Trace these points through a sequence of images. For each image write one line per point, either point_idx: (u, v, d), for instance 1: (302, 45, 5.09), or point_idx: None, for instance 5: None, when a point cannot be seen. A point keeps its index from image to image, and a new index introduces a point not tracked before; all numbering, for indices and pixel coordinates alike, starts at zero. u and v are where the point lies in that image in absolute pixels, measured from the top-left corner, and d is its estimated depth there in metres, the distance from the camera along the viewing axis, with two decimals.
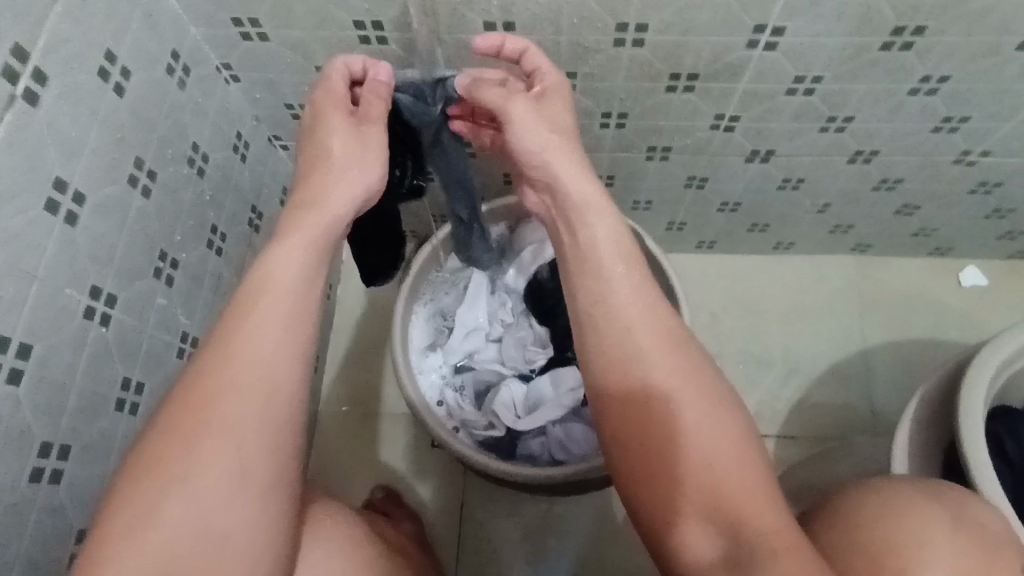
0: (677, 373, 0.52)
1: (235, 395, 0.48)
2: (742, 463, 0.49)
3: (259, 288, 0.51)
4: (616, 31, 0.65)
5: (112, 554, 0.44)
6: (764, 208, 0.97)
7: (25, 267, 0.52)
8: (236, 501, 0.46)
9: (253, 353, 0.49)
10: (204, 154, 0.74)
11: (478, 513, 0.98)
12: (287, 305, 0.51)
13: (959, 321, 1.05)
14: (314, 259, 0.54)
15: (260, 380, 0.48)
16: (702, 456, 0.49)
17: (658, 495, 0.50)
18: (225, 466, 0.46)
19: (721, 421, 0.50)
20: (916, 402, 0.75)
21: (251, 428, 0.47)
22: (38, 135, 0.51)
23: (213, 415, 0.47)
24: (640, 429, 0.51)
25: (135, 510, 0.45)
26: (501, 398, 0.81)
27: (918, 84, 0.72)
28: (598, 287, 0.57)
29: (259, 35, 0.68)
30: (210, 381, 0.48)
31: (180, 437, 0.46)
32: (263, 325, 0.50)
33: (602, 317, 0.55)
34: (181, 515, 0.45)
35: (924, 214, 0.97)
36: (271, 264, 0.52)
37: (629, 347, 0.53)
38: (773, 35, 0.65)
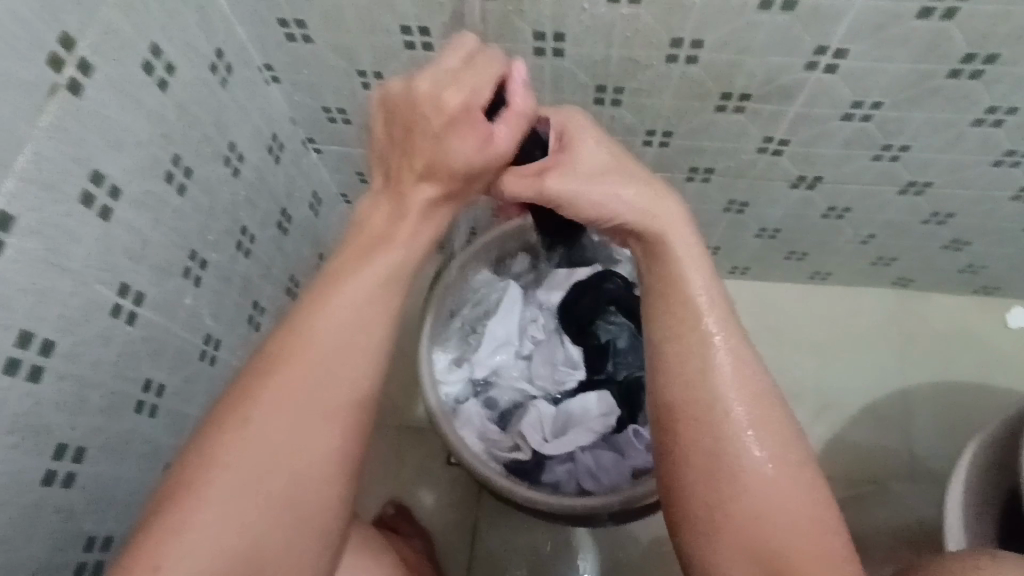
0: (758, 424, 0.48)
1: (328, 390, 0.48)
2: (817, 531, 0.45)
3: (339, 288, 0.50)
4: (670, 47, 0.63)
5: (184, 547, 0.43)
6: (803, 236, 0.94)
7: (57, 261, 0.50)
8: (302, 496, 0.46)
9: (338, 349, 0.48)
10: (240, 154, 0.73)
11: (491, 538, 0.95)
12: (377, 311, 0.50)
13: (1002, 364, 1.01)
14: (406, 269, 0.52)
15: (350, 382, 0.48)
16: (774, 519, 0.45)
17: (721, 545, 0.46)
18: (312, 465, 0.47)
19: (795, 482, 0.47)
20: (969, 453, 0.71)
21: (334, 421, 0.47)
22: (82, 126, 0.50)
23: (303, 394, 0.47)
24: (705, 476, 0.47)
25: (208, 481, 0.44)
26: (527, 418, 0.78)
27: (982, 115, 0.68)
28: (679, 332, 0.50)
29: (304, 36, 0.68)
30: (299, 364, 0.47)
31: (267, 410, 0.46)
32: (351, 318, 0.49)
33: (680, 353, 0.50)
34: (257, 505, 0.45)
35: (974, 251, 0.93)
36: (363, 272, 0.50)
37: (703, 392, 0.48)
38: (834, 57, 0.63)
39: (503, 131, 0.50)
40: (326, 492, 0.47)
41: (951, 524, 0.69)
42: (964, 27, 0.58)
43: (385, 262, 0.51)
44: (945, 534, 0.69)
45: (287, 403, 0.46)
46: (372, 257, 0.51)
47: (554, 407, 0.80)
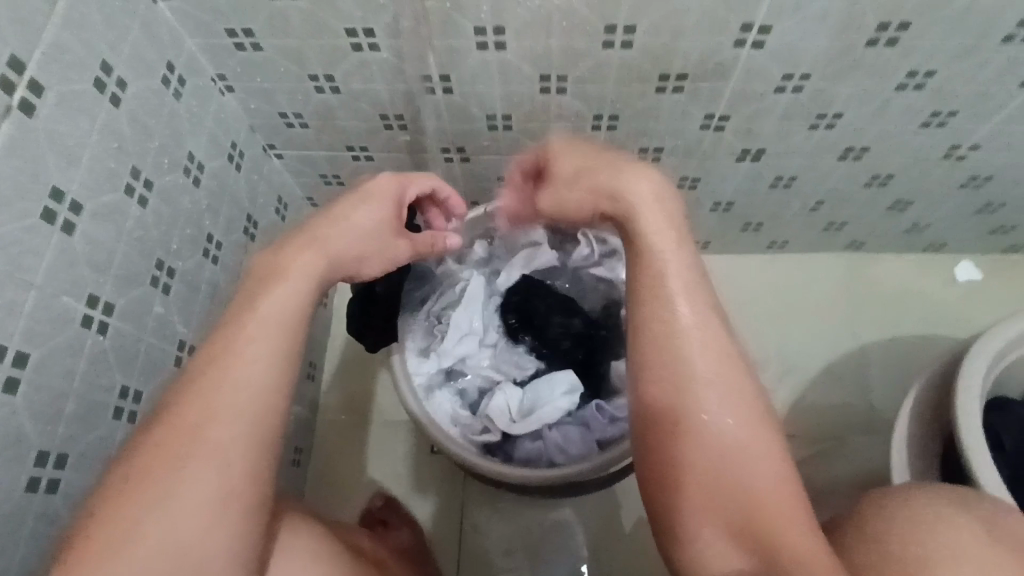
0: (723, 380, 0.49)
1: (235, 411, 0.47)
2: (779, 486, 0.46)
3: (250, 311, 0.51)
4: (605, 33, 0.66)
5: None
6: (755, 208, 0.98)
7: (22, 276, 0.52)
8: (209, 520, 0.45)
9: (241, 372, 0.48)
10: (199, 163, 0.74)
11: (477, 521, 0.98)
12: (278, 337, 0.50)
13: (951, 316, 1.06)
14: (312, 296, 0.54)
15: (251, 404, 0.48)
16: (732, 470, 0.46)
17: (685, 496, 0.46)
18: (210, 487, 0.45)
19: (757, 440, 0.48)
20: (913, 395, 0.75)
21: (238, 446, 0.47)
22: (36, 144, 0.52)
23: (197, 441, 0.46)
24: (670, 432, 0.48)
25: (105, 541, 0.43)
26: (495, 402, 0.81)
27: (905, 81, 0.72)
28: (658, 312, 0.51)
29: (253, 44, 0.69)
30: (197, 404, 0.47)
31: (164, 464, 0.45)
32: (259, 342, 0.50)
33: (651, 314, 0.51)
34: (157, 532, 0.44)
35: (916, 211, 0.97)
36: (270, 298, 0.52)
37: (669, 348, 0.50)
38: (760, 34, 0.66)
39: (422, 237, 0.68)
40: (234, 514, 0.46)
41: (897, 466, 0.73)
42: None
43: (274, 300, 0.52)
44: (891, 476, 0.73)
45: (191, 425, 0.46)
46: (271, 286, 0.53)
47: (520, 390, 0.83)
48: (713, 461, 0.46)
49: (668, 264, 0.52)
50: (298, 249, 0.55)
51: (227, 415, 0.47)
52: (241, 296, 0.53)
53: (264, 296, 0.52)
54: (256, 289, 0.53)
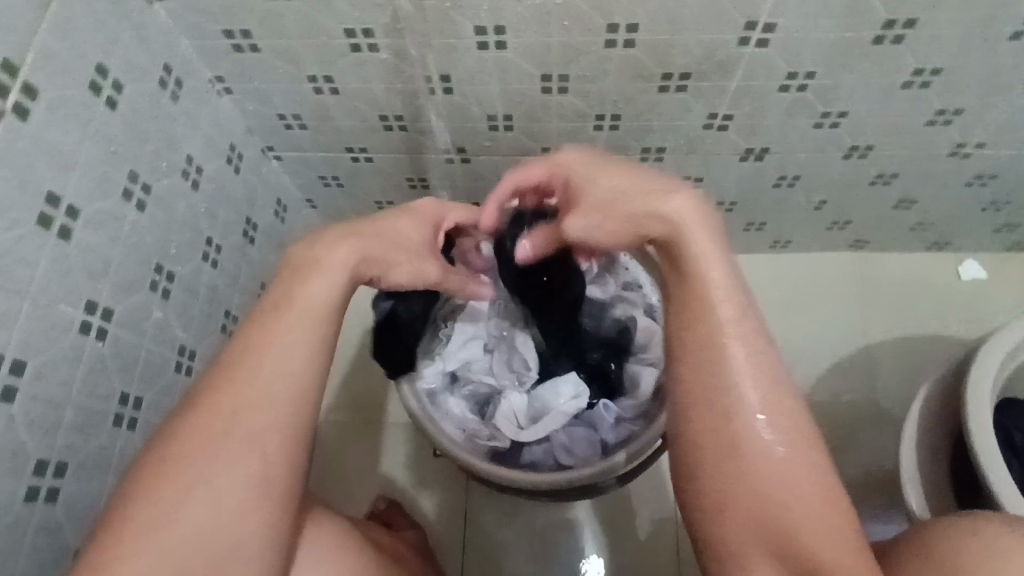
0: (773, 407, 0.48)
1: (270, 403, 0.48)
2: (830, 517, 0.46)
3: (286, 305, 0.52)
4: (606, 32, 0.66)
5: (122, 556, 0.43)
6: (758, 207, 0.97)
7: (18, 282, 0.51)
8: (245, 510, 0.46)
9: (275, 365, 0.49)
10: (197, 166, 0.74)
11: (482, 522, 0.97)
12: (312, 331, 0.51)
13: (958, 314, 1.05)
14: (345, 293, 0.54)
15: (284, 397, 0.49)
16: (779, 498, 0.46)
17: (729, 522, 0.47)
18: (243, 478, 0.46)
19: (809, 470, 0.47)
20: (922, 395, 0.74)
21: (271, 438, 0.48)
22: (31, 149, 0.51)
23: (236, 427, 0.47)
24: (717, 457, 0.48)
25: (142, 525, 0.44)
26: (500, 409, 0.79)
27: (909, 78, 0.72)
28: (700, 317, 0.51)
29: (250, 46, 0.69)
30: (228, 396, 0.48)
31: (202, 446, 0.46)
32: (293, 336, 0.50)
33: (694, 339, 0.50)
34: (194, 519, 0.45)
35: (920, 208, 0.97)
36: (303, 291, 0.52)
37: (713, 375, 0.49)
38: (762, 32, 0.66)
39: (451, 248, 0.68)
40: (269, 506, 0.47)
41: (905, 467, 0.72)
42: None
43: (314, 292, 0.52)
44: (902, 479, 0.72)
45: (225, 416, 0.47)
46: (306, 280, 0.53)
47: (525, 395, 0.81)
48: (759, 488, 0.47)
49: (710, 273, 0.51)
50: (337, 241, 0.56)
51: (266, 404, 0.48)
52: (275, 289, 0.53)
53: (300, 288, 0.53)
54: (290, 280, 0.53)
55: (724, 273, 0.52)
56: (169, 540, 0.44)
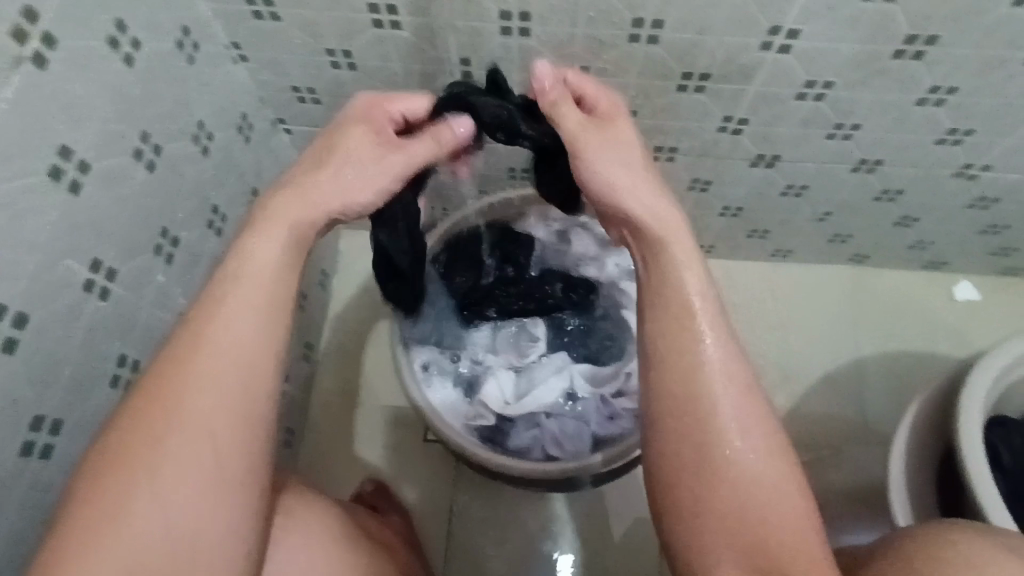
0: (747, 416, 0.50)
1: (216, 380, 0.48)
2: (798, 509, 0.49)
3: (231, 275, 0.50)
4: (632, 26, 0.66)
5: (84, 546, 0.44)
6: (764, 214, 0.98)
7: (25, 235, 0.50)
8: (204, 491, 0.46)
9: (220, 337, 0.48)
10: (208, 132, 0.72)
11: (467, 510, 0.97)
12: (256, 298, 0.50)
13: (948, 334, 1.07)
14: (292, 257, 0.53)
15: (230, 371, 0.48)
16: (756, 499, 0.49)
17: (699, 518, 0.49)
18: (197, 457, 0.46)
19: (778, 467, 0.50)
20: (915, 408, 0.75)
21: (218, 414, 0.47)
22: (47, 100, 0.50)
23: (181, 405, 0.47)
24: (693, 474, 0.50)
25: (99, 512, 0.45)
26: (489, 388, 0.80)
27: (926, 95, 0.72)
28: (684, 331, 0.52)
29: (271, 14, 0.68)
30: (173, 375, 0.47)
31: (149, 428, 0.47)
32: (236, 307, 0.49)
33: (678, 359, 0.51)
34: (152, 504, 0.46)
35: (922, 227, 0.98)
36: (248, 262, 0.51)
37: (682, 386, 0.51)
38: (788, 38, 0.66)
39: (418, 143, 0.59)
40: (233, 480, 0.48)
41: (893, 480, 0.74)
42: (907, 9, 0.61)
43: (258, 259, 0.51)
44: (890, 491, 0.73)
45: (172, 394, 0.47)
46: (246, 247, 0.51)
47: (514, 375, 0.82)
48: (734, 493, 0.49)
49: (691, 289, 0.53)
50: (285, 194, 0.54)
51: (209, 384, 0.47)
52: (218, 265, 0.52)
53: (241, 254, 0.51)
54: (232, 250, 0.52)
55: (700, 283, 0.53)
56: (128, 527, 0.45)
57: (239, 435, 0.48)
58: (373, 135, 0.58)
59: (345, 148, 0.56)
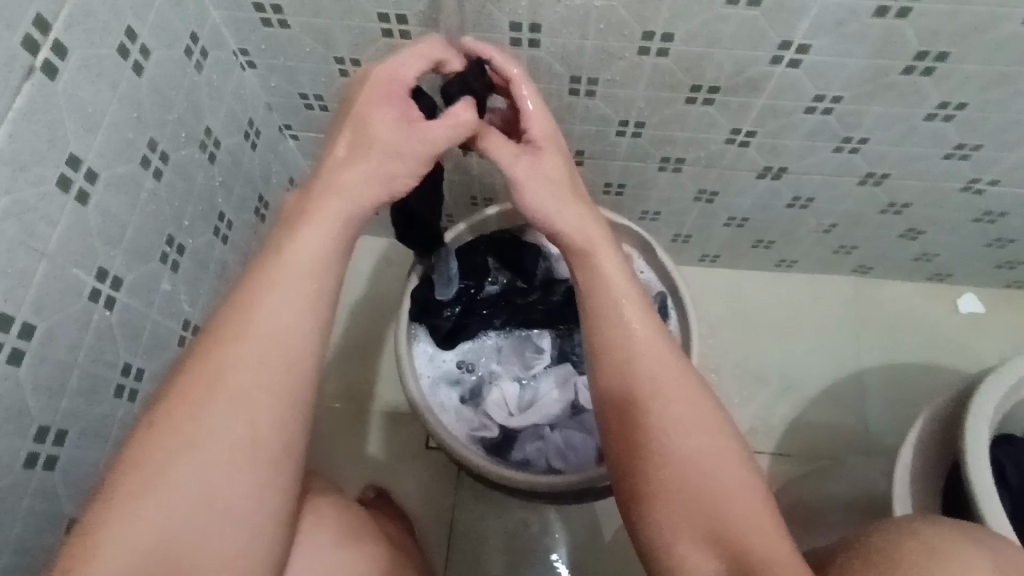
0: (684, 405, 0.50)
1: (262, 365, 0.46)
2: (749, 495, 0.48)
3: (278, 262, 0.49)
4: (642, 39, 0.65)
5: (118, 528, 0.42)
6: (769, 225, 0.98)
7: (35, 243, 0.50)
8: (244, 473, 0.45)
9: (268, 321, 0.47)
10: (216, 139, 0.72)
11: (468, 519, 0.97)
12: (305, 286, 0.49)
13: (951, 347, 1.07)
14: (338, 252, 0.51)
15: (278, 355, 0.47)
16: (707, 487, 0.48)
17: (656, 506, 0.48)
18: (240, 438, 0.45)
19: (721, 452, 0.49)
20: (919, 424, 0.75)
21: (264, 399, 0.46)
22: (58, 108, 0.50)
23: (228, 384, 0.46)
24: (642, 461, 0.50)
25: (142, 489, 0.43)
26: (493, 398, 0.81)
27: (934, 110, 0.72)
28: (612, 319, 0.53)
29: (280, 22, 0.68)
30: (221, 356, 0.46)
31: (187, 409, 0.45)
32: (283, 293, 0.48)
33: (615, 347, 0.53)
34: (192, 481, 0.44)
35: (926, 239, 0.98)
36: (294, 249, 0.49)
37: (623, 375, 0.52)
38: (798, 52, 0.66)
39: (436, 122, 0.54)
40: (270, 469, 0.46)
41: (897, 491, 0.74)
42: (918, 25, 0.61)
43: (305, 246, 0.49)
44: (892, 501, 0.74)
45: (223, 373, 0.46)
46: (294, 235, 0.50)
47: (519, 386, 0.83)
48: (681, 481, 0.48)
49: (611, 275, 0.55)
50: (324, 189, 0.52)
51: (256, 368, 0.46)
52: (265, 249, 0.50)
53: (290, 241, 0.50)
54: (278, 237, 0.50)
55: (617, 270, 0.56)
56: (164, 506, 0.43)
57: (281, 421, 0.47)
58: (398, 114, 0.54)
59: (366, 133, 0.53)
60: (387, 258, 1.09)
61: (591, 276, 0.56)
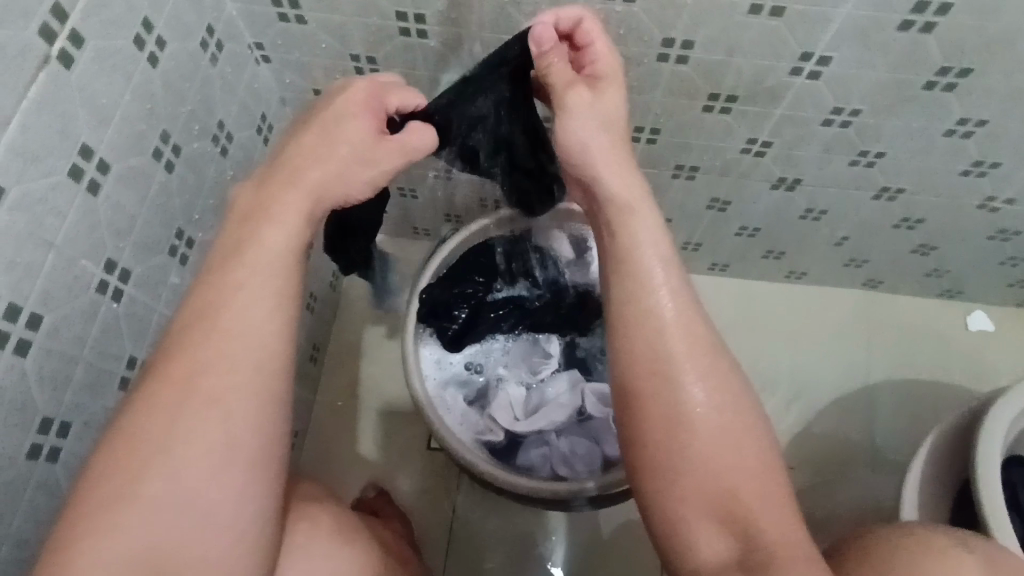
0: (706, 373, 0.50)
1: (231, 366, 0.46)
2: (765, 474, 0.48)
3: (240, 261, 0.49)
4: (661, 45, 0.65)
5: (89, 538, 0.41)
6: (780, 236, 0.97)
7: (44, 235, 0.50)
8: (221, 476, 0.44)
9: (239, 321, 0.47)
10: (228, 132, 0.72)
11: (467, 522, 0.96)
12: (273, 284, 0.48)
13: (961, 364, 1.06)
14: (301, 247, 0.51)
15: (246, 355, 0.46)
16: (724, 461, 0.47)
17: (672, 476, 0.48)
18: (215, 440, 0.44)
19: (739, 419, 0.49)
20: (929, 442, 0.74)
21: (239, 399, 0.45)
22: (72, 99, 0.50)
23: (199, 385, 0.45)
24: (661, 430, 0.49)
25: (109, 496, 0.42)
26: (498, 402, 0.80)
27: (954, 126, 0.71)
28: (643, 284, 0.53)
29: (297, 17, 0.67)
30: (188, 357, 0.46)
31: (157, 411, 0.44)
32: (249, 290, 0.48)
33: (645, 311, 0.52)
34: (166, 486, 0.43)
35: (939, 255, 0.97)
36: (255, 248, 0.49)
37: (650, 340, 0.51)
38: (818, 63, 0.65)
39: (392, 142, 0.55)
40: (249, 468, 0.45)
41: (906, 511, 0.73)
42: (941, 39, 0.61)
43: (269, 243, 0.49)
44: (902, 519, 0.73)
45: (188, 377, 0.45)
46: (255, 232, 0.50)
47: (525, 389, 0.82)
48: (700, 449, 0.48)
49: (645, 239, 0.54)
50: (279, 189, 0.51)
51: (224, 367, 0.46)
52: (222, 249, 0.50)
53: (253, 238, 0.49)
54: (238, 236, 0.50)
55: (653, 239, 0.55)
56: (137, 513, 0.43)
57: (257, 421, 0.46)
58: (367, 131, 0.55)
59: (333, 138, 0.53)
60: None
61: (625, 236, 0.55)
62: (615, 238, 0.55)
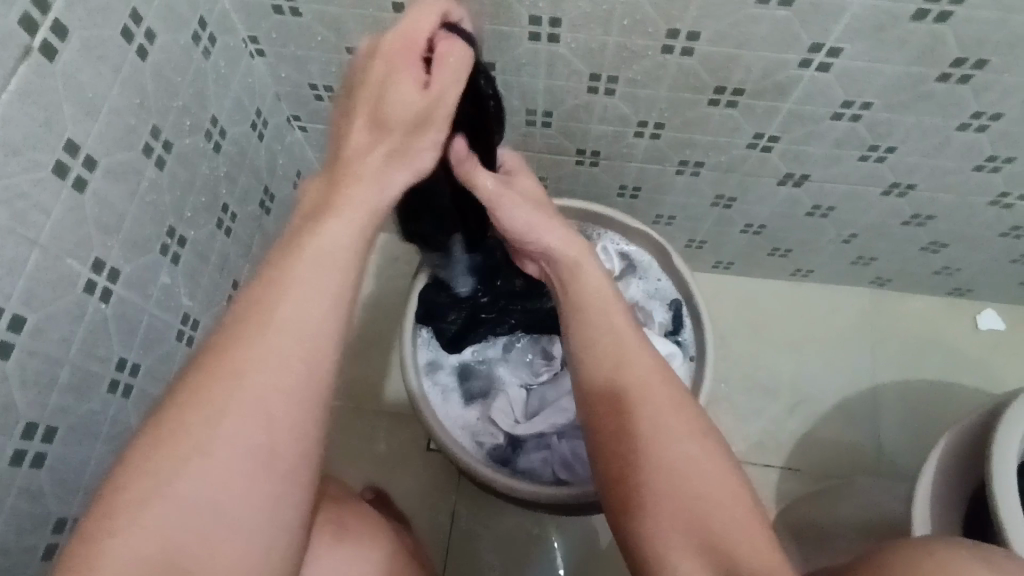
0: (670, 407, 0.49)
1: (279, 365, 0.42)
2: (743, 509, 0.46)
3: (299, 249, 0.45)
4: (667, 37, 0.63)
5: (108, 536, 0.37)
6: (786, 234, 0.95)
7: (26, 232, 0.48)
8: (254, 483, 0.41)
9: (291, 316, 0.43)
10: (221, 128, 0.70)
11: (468, 526, 0.94)
12: (333, 280, 0.45)
13: (971, 366, 1.04)
14: (367, 241, 0.48)
15: (294, 356, 0.43)
16: (701, 497, 0.46)
17: (650, 516, 0.46)
18: (252, 444, 0.41)
19: (708, 448, 0.48)
20: (939, 450, 0.73)
21: (281, 402, 0.42)
22: (55, 93, 0.48)
23: (247, 382, 0.41)
24: (635, 467, 0.48)
25: (134, 494, 0.39)
26: (498, 404, 0.79)
27: (968, 120, 0.69)
28: (596, 326, 0.54)
29: (292, 9, 0.65)
30: (238, 352, 0.42)
31: (199, 407, 0.41)
32: (307, 282, 0.44)
33: (606, 351, 0.52)
34: (195, 489, 0.40)
35: (950, 253, 0.95)
36: (318, 238, 0.46)
37: (611, 378, 0.51)
38: (829, 56, 0.63)
39: (442, 74, 0.49)
40: (284, 477, 0.42)
41: (918, 515, 0.72)
42: (958, 30, 0.59)
43: (331, 235, 0.46)
44: (913, 521, 0.72)
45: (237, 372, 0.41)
46: (320, 221, 0.46)
47: (526, 391, 0.81)
48: (667, 484, 0.47)
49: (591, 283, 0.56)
50: (344, 176, 0.48)
51: (273, 365, 0.42)
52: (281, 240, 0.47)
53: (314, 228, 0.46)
54: (300, 225, 0.47)
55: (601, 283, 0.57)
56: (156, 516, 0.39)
57: (299, 427, 0.42)
58: (414, 87, 0.48)
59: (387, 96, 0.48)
60: (393, 256, 1.07)
61: (574, 284, 0.57)
62: (567, 289, 0.57)
